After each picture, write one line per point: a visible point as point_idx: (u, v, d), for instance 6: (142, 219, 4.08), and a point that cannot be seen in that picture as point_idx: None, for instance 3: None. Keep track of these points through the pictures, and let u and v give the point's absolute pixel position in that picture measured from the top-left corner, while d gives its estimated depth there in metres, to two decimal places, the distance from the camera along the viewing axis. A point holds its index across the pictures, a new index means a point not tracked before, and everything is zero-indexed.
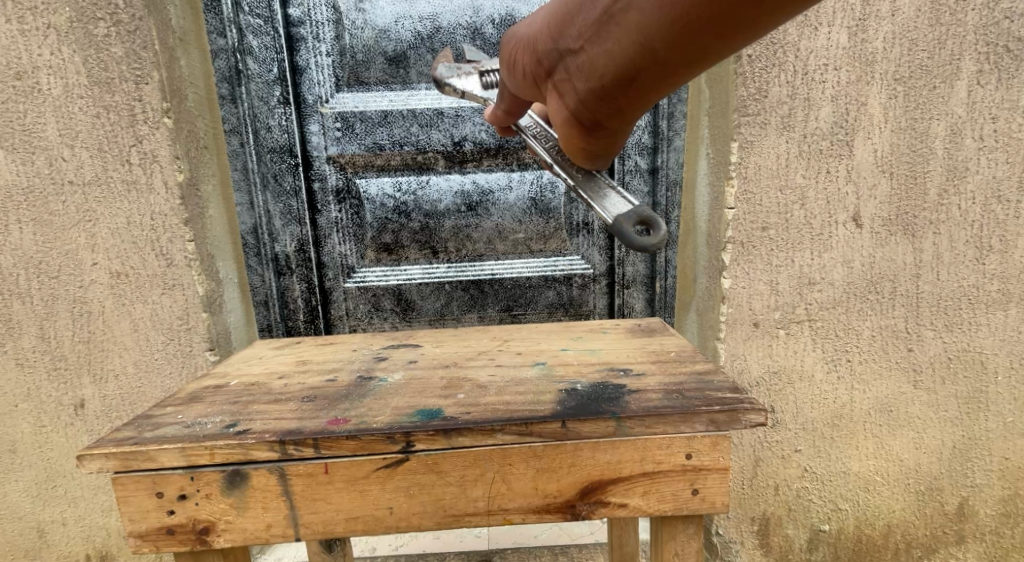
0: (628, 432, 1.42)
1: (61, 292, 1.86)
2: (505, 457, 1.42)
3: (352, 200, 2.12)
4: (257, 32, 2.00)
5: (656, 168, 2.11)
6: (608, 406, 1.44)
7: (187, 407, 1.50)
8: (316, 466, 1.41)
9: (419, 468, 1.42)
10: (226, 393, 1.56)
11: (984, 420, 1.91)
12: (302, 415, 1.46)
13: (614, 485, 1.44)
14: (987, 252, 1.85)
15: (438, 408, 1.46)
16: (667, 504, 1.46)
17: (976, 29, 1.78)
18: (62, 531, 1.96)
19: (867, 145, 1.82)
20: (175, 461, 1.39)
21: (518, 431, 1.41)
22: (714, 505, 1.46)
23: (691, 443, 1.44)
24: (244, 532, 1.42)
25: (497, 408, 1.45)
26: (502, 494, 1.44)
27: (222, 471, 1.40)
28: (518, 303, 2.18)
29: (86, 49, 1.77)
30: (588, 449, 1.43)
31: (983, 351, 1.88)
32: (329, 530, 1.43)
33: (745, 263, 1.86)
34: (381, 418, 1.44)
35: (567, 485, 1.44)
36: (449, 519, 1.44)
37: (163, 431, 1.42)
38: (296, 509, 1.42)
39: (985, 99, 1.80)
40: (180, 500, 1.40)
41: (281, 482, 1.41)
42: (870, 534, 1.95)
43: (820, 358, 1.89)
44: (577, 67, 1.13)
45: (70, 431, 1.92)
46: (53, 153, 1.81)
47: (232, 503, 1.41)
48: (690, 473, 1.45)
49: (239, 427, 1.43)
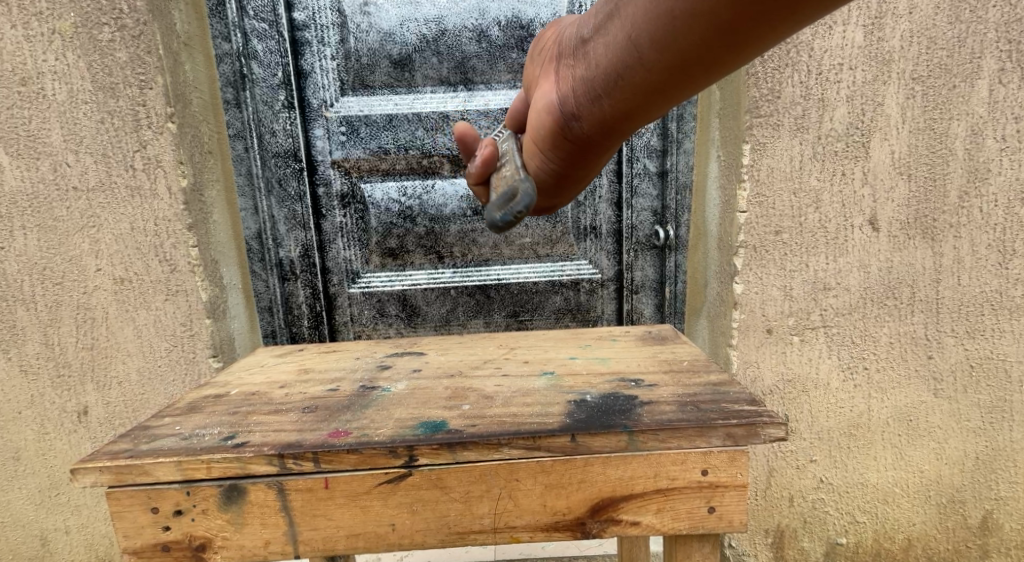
0: (640, 446, 1.38)
1: (65, 299, 1.84)
2: (512, 472, 1.38)
3: (357, 205, 2.09)
4: (262, 36, 1.98)
5: (665, 171, 2.07)
6: (620, 419, 1.40)
7: (185, 419, 1.48)
8: (316, 481, 1.38)
9: (423, 484, 1.39)
10: (225, 403, 1.54)
11: (1008, 430, 1.84)
12: (303, 427, 1.43)
13: (626, 502, 1.40)
14: (1010, 256, 1.79)
15: (443, 420, 1.42)
16: (682, 522, 1.41)
17: (997, 26, 1.72)
18: (66, 539, 1.95)
19: (884, 146, 1.77)
20: (172, 475, 1.36)
21: (524, 446, 1.37)
22: (732, 524, 1.41)
23: (707, 459, 1.39)
24: (242, 549, 1.39)
25: (504, 421, 1.41)
26: (509, 512, 1.40)
27: (219, 485, 1.37)
28: (525, 309, 2.14)
29: (91, 55, 1.76)
30: (599, 465, 1.39)
31: (1007, 359, 1.82)
32: (330, 547, 1.40)
33: (758, 268, 1.81)
34: (383, 430, 1.40)
35: (577, 502, 1.40)
36: (454, 536, 1.40)
37: (160, 444, 1.40)
38: (295, 525, 1.39)
39: (1007, 99, 1.74)
40: (176, 515, 1.38)
41: (279, 497, 1.38)
42: (890, 547, 1.89)
43: (837, 366, 1.84)
44: (579, 57, 1.19)
45: (73, 439, 1.90)
46: (57, 159, 1.80)
47: (230, 519, 1.38)
48: (706, 490, 1.40)
49: (237, 439, 1.40)
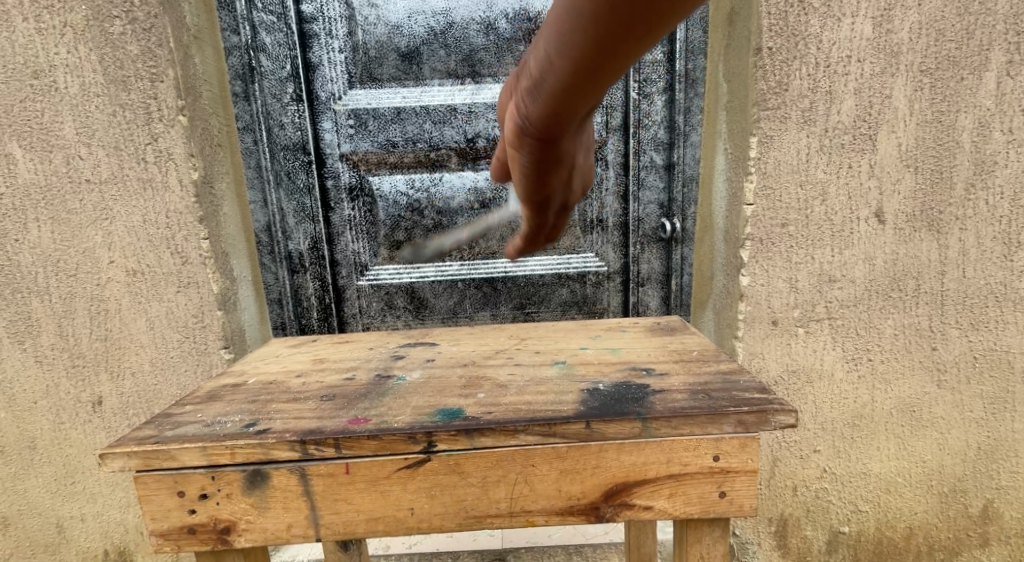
0: (653, 433, 1.40)
1: (79, 290, 1.87)
2: (528, 458, 1.41)
3: (365, 198, 2.11)
4: (270, 29, 2.00)
5: (671, 163, 2.08)
6: (633, 406, 1.42)
7: (205, 406, 1.51)
8: (337, 467, 1.41)
9: (441, 469, 1.41)
10: (244, 391, 1.57)
11: (1011, 420, 1.86)
12: (322, 414, 1.46)
13: (639, 487, 1.42)
14: (1015, 248, 1.80)
15: (459, 407, 1.45)
16: (693, 507, 1.44)
17: (1005, 19, 1.73)
18: (82, 527, 1.98)
19: (891, 139, 1.77)
20: (197, 460, 1.40)
21: (540, 432, 1.40)
22: (741, 508, 1.44)
23: (719, 445, 1.41)
24: (265, 532, 1.42)
25: (519, 408, 1.44)
26: (525, 496, 1.42)
27: (242, 471, 1.40)
28: (531, 301, 2.16)
29: (102, 48, 1.78)
30: (613, 451, 1.41)
31: (1010, 350, 1.83)
32: (350, 530, 1.43)
33: (764, 260, 1.82)
34: (402, 417, 1.43)
35: (591, 487, 1.42)
36: (471, 520, 1.43)
37: (183, 430, 1.43)
38: (316, 509, 1.42)
39: (1014, 91, 1.75)
40: (202, 499, 1.41)
41: (302, 482, 1.41)
42: (892, 536, 1.91)
43: (842, 357, 1.85)
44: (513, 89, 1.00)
45: (88, 428, 1.94)
46: (70, 152, 1.82)
47: (254, 502, 1.41)
48: (717, 476, 1.43)
49: (258, 426, 1.43)
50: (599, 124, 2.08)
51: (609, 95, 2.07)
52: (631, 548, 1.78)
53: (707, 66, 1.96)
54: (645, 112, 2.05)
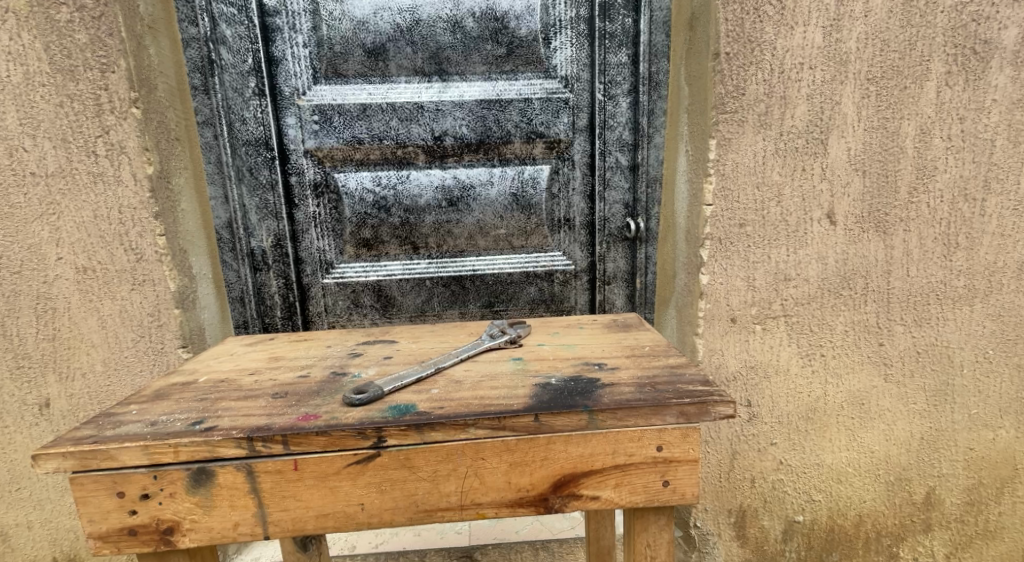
0: (599, 425, 1.45)
1: (24, 288, 1.79)
2: (478, 452, 1.45)
3: (331, 195, 2.09)
4: (230, 21, 1.96)
5: (636, 164, 2.12)
6: (580, 399, 1.47)
7: (152, 405, 1.50)
8: (285, 463, 1.42)
9: (391, 464, 1.44)
10: (194, 390, 1.56)
11: (950, 411, 1.96)
12: (271, 411, 1.47)
13: (586, 478, 1.47)
14: (954, 249, 1.90)
15: (410, 403, 1.48)
16: (639, 496, 1.49)
17: (944, 31, 1.83)
18: (28, 535, 1.89)
19: (842, 143, 1.86)
20: (138, 459, 1.40)
21: (490, 426, 1.43)
22: (685, 497, 1.49)
23: (662, 435, 1.47)
24: (210, 532, 1.43)
25: (470, 403, 1.47)
26: (475, 489, 1.46)
27: (187, 469, 1.41)
28: (499, 299, 2.17)
29: (49, 36, 1.71)
30: (561, 443, 1.46)
31: (949, 345, 1.94)
32: (299, 527, 1.45)
33: (723, 259, 1.88)
34: (352, 413, 1.46)
35: (540, 478, 1.46)
36: (421, 513, 1.46)
37: (125, 429, 1.43)
38: (264, 507, 1.43)
39: (953, 100, 1.85)
40: (143, 499, 1.41)
41: (248, 480, 1.42)
42: (842, 524, 1.99)
43: (797, 353, 1.93)
44: None
45: (33, 432, 1.85)
46: (12, 143, 1.74)
47: (198, 502, 1.42)
48: (661, 465, 1.48)
49: (206, 424, 1.44)
50: (565, 125, 2.11)
51: (576, 96, 2.09)
52: (590, 539, 1.82)
53: (671, 68, 2.01)
54: (611, 113, 2.09)
